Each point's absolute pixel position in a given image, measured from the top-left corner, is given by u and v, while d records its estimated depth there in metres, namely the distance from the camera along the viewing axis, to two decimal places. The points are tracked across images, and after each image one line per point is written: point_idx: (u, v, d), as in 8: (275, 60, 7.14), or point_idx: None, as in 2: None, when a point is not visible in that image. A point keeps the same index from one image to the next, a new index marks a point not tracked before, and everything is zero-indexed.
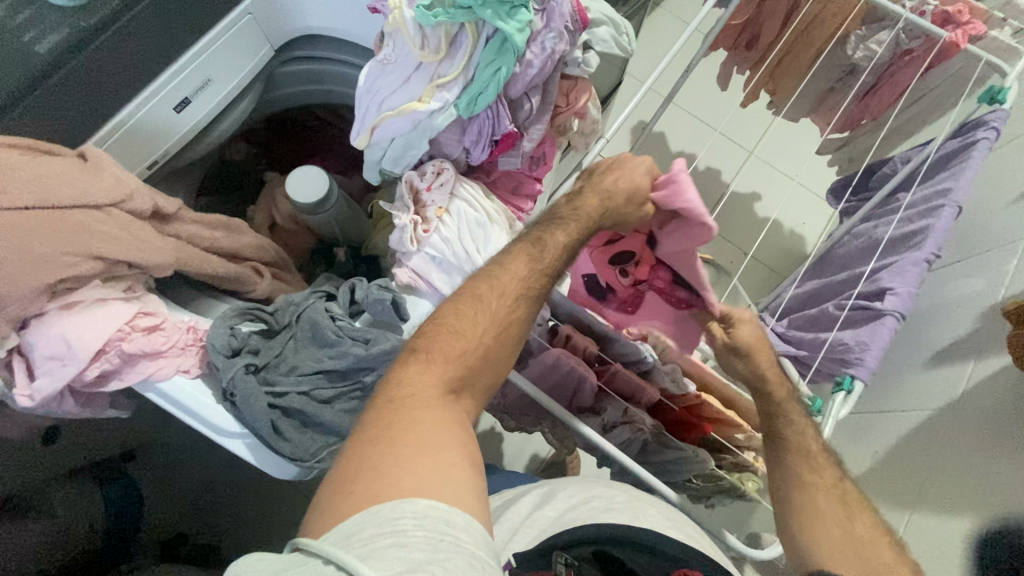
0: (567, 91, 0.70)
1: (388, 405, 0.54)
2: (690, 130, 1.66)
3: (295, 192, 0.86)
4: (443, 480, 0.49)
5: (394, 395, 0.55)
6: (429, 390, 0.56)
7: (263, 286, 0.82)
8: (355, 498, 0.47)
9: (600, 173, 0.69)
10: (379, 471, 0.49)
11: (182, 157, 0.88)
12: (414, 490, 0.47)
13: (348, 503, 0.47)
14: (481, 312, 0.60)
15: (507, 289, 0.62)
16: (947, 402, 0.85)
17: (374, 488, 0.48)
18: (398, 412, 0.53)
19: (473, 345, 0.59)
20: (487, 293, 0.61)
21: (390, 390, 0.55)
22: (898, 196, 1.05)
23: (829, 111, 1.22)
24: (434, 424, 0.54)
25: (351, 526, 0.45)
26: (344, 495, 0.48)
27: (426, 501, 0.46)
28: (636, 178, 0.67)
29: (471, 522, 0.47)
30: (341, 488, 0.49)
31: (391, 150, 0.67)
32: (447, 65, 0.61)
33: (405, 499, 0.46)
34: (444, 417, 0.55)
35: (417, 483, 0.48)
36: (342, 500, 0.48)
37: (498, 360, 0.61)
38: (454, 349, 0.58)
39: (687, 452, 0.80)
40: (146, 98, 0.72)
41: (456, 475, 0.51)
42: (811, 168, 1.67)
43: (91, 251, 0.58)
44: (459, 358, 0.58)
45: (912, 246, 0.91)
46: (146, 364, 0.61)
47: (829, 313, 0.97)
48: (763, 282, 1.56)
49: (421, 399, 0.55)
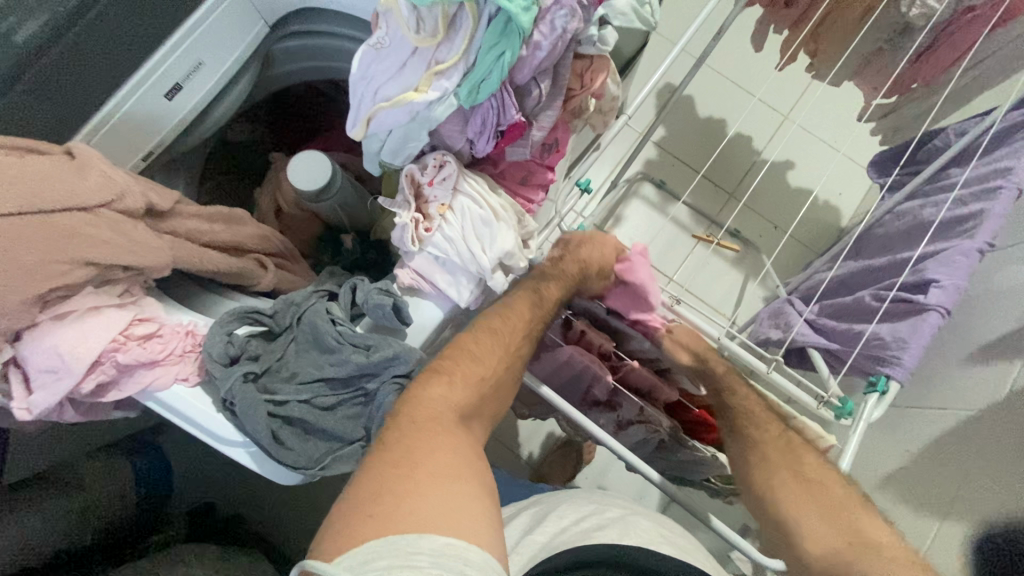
0: (581, 71, 0.64)
1: (410, 425, 0.58)
2: (721, 92, 1.54)
3: (297, 179, 0.81)
4: (460, 511, 0.51)
5: (415, 417, 0.59)
6: (447, 415, 0.61)
7: (268, 279, 0.80)
8: (374, 522, 0.49)
9: (573, 246, 0.74)
10: (399, 496, 0.51)
11: (178, 144, 0.83)
12: (432, 523, 0.49)
13: (368, 525, 0.48)
14: (495, 341, 0.66)
15: (520, 326, 0.69)
16: (990, 402, 0.79)
17: (392, 515, 0.49)
18: (421, 436, 0.57)
19: (490, 376, 0.65)
20: (501, 327, 0.67)
21: (414, 412, 0.59)
22: (949, 171, 0.95)
23: (876, 74, 1.10)
24: (451, 455, 0.57)
25: (369, 552, 0.45)
26: (362, 519, 0.49)
27: (443, 539, 0.47)
28: (603, 255, 0.74)
29: (488, 558, 0.48)
30: (359, 512, 0.50)
31: (390, 141, 0.62)
32: (445, 50, 0.55)
33: (423, 532, 0.47)
34: (460, 450, 0.59)
35: (436, 513, 0.50)
36: (358, 524, 0.49)
37: (502, 392, 0.67)
38: (474, 377, 0.64)
39: (705, 456, 0.76)
40: (134, 86, 0.68)
41: (471, 509, 0.52)
42: (852, 135, 1.54)
43: (80, 258, 0.57)
44: (477, 386, 0.64)
45: (962, 232, 0.83)
46: (143, 373, 0.60)
47: (865, 304, 0.88)
48: (795, 259, 1.47)
49: (439, 427, 0.59)
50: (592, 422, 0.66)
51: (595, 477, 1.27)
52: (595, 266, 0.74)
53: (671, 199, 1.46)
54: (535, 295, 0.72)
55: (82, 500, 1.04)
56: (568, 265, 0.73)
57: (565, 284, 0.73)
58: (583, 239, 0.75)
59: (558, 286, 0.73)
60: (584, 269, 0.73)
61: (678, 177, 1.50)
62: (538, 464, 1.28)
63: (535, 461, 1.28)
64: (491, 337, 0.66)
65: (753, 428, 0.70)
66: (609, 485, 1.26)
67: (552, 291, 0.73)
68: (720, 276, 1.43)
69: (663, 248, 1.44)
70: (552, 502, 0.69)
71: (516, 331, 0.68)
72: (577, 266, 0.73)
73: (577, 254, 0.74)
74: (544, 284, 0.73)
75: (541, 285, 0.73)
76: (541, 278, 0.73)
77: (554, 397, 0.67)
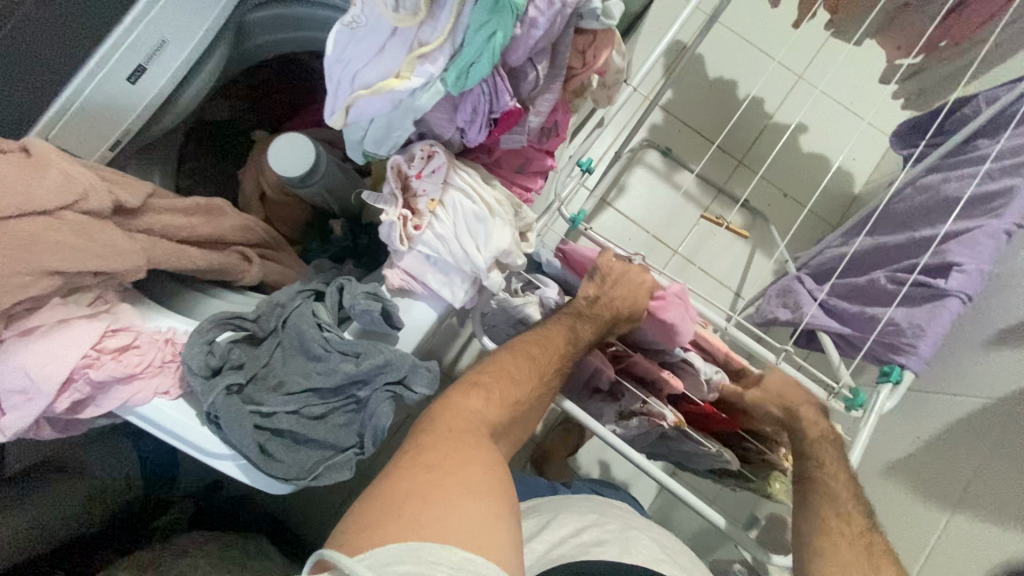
0: (583, 48, 0.58)
1: (447, 436, 0.57)
2: (732, 52, 1.44)
3: (277, 163, 0.74)
4: (486, 530, 0.49)
5: (452, 426, 0.59)
6: (481, 430, 0.60)
7: (253, 273, 0.75)
8: (401, 523, 0.47)
9: (609, 283, 0.69)
10: (429, 499, 0.50)
11: (148, 130, 0.77)
12: (457, 534, 0.47)
13: (395, 525, 0.47)
14: (532, 367, 0.64)
15: (556, 359, 0.65)
16: (1007, 392, 0.76)
17: (418, 518, 0.47)
18: (454, 445, 0.56)
19: (524, 399, 0.64)
20: (541, 353, 0.65)
21: (453, 420, 0.59)
22: (977, 142, 0.87)
23: (901, 32, 1.01)
24: (486, 469, 0.55)
25: (391, 553, 0.43)
26: (389, 519, 0.48)
27: (465, 552, 0.45)
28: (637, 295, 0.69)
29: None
30: (386, 510, 0.49)
31: (372, 131, 0.57)
32: (428, 30, 0.50)
33: (445, 544, 0.45)
34: (494, 467, 0.56)
35: (461, 524, 0.48)
36: (383, 524, 0.47)
37: (532, 418, 0.67)
38: (508, 399, 0.63)
39: (709, 450, 0.72)
40: (91, 70, 0.61)
41: (497, 527, 0.50)
42: (873, 98, 1.44)
43: (44, 267, 0.53)
44: (509, 408, 0.63)
45: (991, 212, 0.78)
46: (119, 389, 0.57)
47: (881, 287, 0.83)
48: (808, 231, 1.41)
49: (473, 439, 0.58)
50: (628, 445, 0.67)
51: (597, 452, 1.26)
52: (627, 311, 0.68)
53: (678, 166, 1.39)
54: (572, 333, 0.66)
55: (89, 485, 0.98)
56: (602, 309, 0.68)
57: (598, 326, 0.68)
58: (618, 276, 0.70)
59: (593, 328, 0.67)
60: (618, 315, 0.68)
61: (685, 145, 1.42)
62: (539, 440, 1.26)
63: (536, 437, 1.26)
64: (528, 362, 0.64)
65: (826, 507, 0.65)
66: (610, 460, 1.25)
67: (586, 332, 0.67)
68: (728, 248, 1.38)
69: (668, 219, 1.38)
70: (547, 511, 0.71)
71: (553, 362, 0.65)
72: (610, 311, 0.68)
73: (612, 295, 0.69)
74: (580, 323, 0.68)
75: (577, 325, 0.67)
76: (577, 317, 0.68)
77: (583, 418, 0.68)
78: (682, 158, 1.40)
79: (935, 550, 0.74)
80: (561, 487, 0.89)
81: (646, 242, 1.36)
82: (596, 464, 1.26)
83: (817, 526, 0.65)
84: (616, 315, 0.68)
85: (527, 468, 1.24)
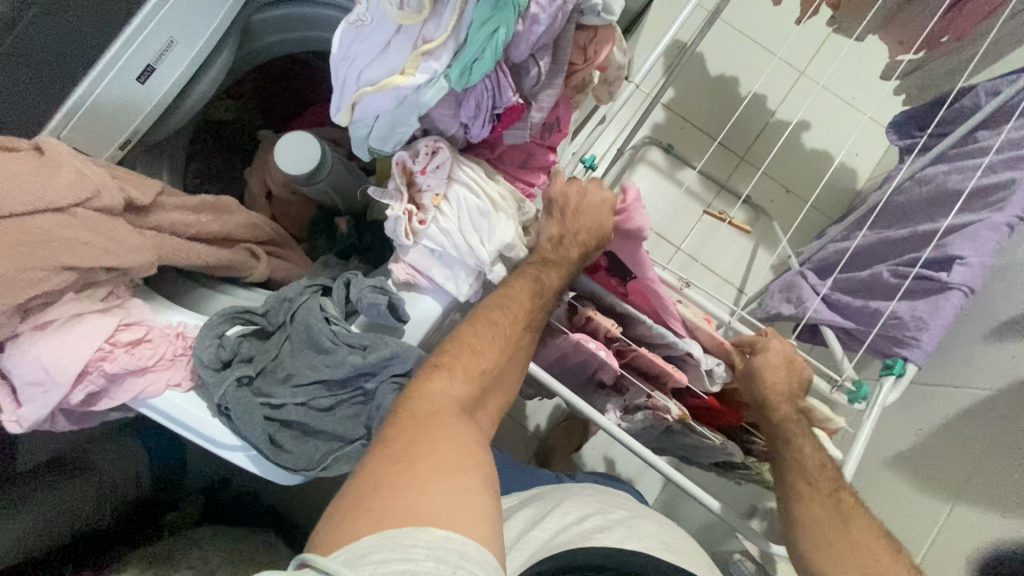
0: (584, 44, 0.59)
1: (409, 422, 0.56)
2: (733, 48, 1.44)
3: (284, 162, 0.75)
4: (461, 504, 0.50)
5: (414, 412, 0.57)
6: (448, 409, 0.58)
7: (260, 270, 0.76)
8: (372, 517, 0.47)
9: (570, 215, 0.66)
10: (396, 491, 0.50)
11: (157, 130, 0.79)
12: (431, 517, 0.47)
13: (365, 520, 0.47)
14: (495, 333, 0.63)
15: (520, 317, 0.64)
16: (1008, 382, 0.76)
17: (389, 509, 0.48)
18: (417, 429, 0.55)
19: (491, 365, 0.63)
20: (502, 318, 0.63)
21: (413, 408, 0.57)
22: (978, 136, 0.88)
23: (902, 28, 1.01)
24: (452, 447, 0.55)
25: (366, 546, 0.44)
26: (359, 513, 0.48)
27: (440, 530, 0.46)
28: (600, 219, 0.66)
29: (486, 553, 0.46)
30: (356, 505, 0.49)
31: (378, 128, 0.58)
32: (433, 27, 0.51)
33: (420, 526, 0.46)
34: (461, 443, 0.56)
35: (434, 506, 0.49)
36: (356, 520, 0.48)
37: (506, 382, 0.66)
38: (474, 370, 0.62)
39: (715, 444, 0.72)
40: (102, 70, 0.63)
41: (470, 504, 0.51)
42: (875, 94, 1.44)
43: (59, 263, 0.54)
44: (477, 379, 0.62)
45: (992, 204, 0.78)
46: (133, 381, 0.58)
47: (884, 280, 0.83)
48: (811, 227, 1.41)
49: (437, 422, 0.57)
50: (625, 432, 0.67)
51: (602, 448, 1.27)
52: (593, 241, 0.66)
53: (680, 163, 1.40)
54: (537, 284, 0.65)
55: (101, 485, 1.01)
56: (569, 247, 0.66)
57: (565, 270, 0.66)
58: (579, 206, 0.66)
59: (560, 273, 0.65)
60: (585, 250, 0.66)
61: (687, 142, 1.43)
62: (544, 436, 1.27)
63: (540, 433, 1.27)
64: (490, 328, 0.63)
65: (822, 502, 0.65)
66: (615, 456, 1.26)
67: (553, 280, 0.65)
68: (730, 244, 1.38)
69: (670, 215, 1.38)
70: (550, 502, 0.72)
71: (518, 320, 0.63)
72: (577, 248, 0.66)
73: (575, 229, 0.66)
74: (545, 271, 0.66)
75: (543, 273, 0.65)
76: (542, 265, 0.66)
77: (577, 402, 0.69)
78: (684, 155, 1.41)
79: (939, 540, 0.75)
80: (566, 480, 0.91)
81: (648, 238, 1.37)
82: (599, 459, 1.26)
83: (814, 517, 0.65)
84: (585, 248, 0.66)
85: (532, 463, 1.25)
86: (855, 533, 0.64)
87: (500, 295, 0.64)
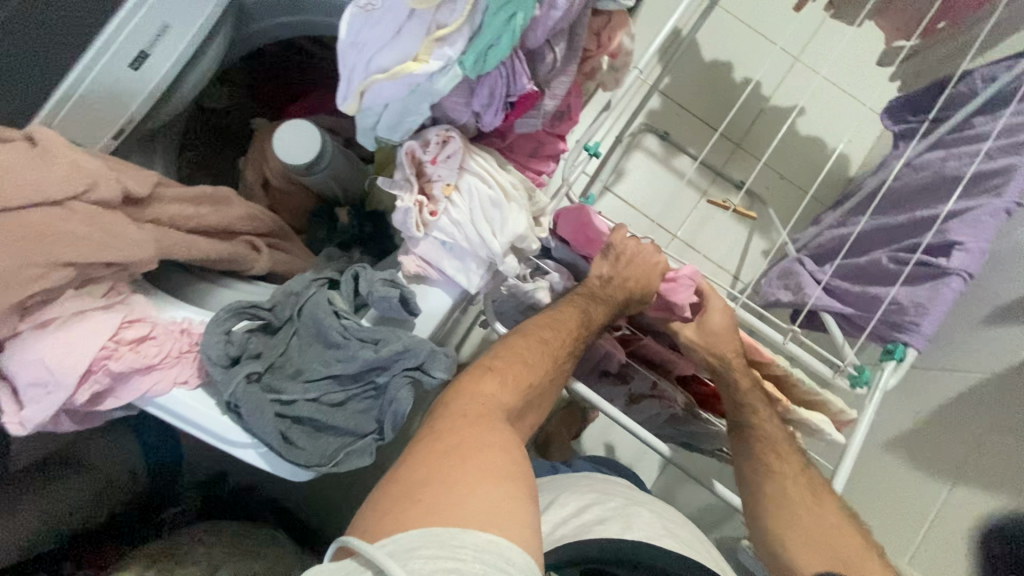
0: (598, 30, 0.58)
1: (460, 419, 0.57)
2: (730, 35, 1.43)
3: (284, 152, 0.73)
4: (505, 509, 0.49)
5: (467, 413, 0.58)
6: (498, 414, 0.60)
7: (262, 262, 0.74)
8: (419, 510, 0.47)
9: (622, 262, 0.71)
10: (447, 486, 0.49)
11: (149, 119, 0.76)
12: (477, 519, 0.46)
13: (413, 513, 0.47)
14: (545, 350, 0.65)
15: (569, 339, 0.67)
16: (1004, 366, 0.78)
17: (438, 503, 0.47)
18: (469, 429, 0.56)
19: (537, 381, 0.64)
20: (553, 336, 0.66)
21: (467, 407, 0.59)
22: (976, 122, 0.88)
23: (898, 13, 1.00)
24: (498, 452, 0.55)
25: (413, 539, 0.43)
26: (407, 506, 0.48)
27: (487, 534, 0.45)
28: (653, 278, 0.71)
29: (531, 563, 0.45)
30: (403, 498, 0.49)
31: (387, 116, 0.56)
32: (447, 12, 0.49)
33: (467, 528, 0.45)
34: (507, 450, 0.56)
35: (481, 506, 0.48)
36: (403, 511, 0.47)
37: (544, 400, 0.66)
38: (523, 381, 0.63)
39: (712, 429, 0.74)
40: (94, 55, 0.60)
41: (513, 511, 0.50)
42: (872, 84, 1.45)
43: (59, 259, 0.52)
44: (524, 391, 0.63)
45: (989, 190, 0.79)
46: (138, 380, 0.57)
47: (883, 266, 0.84)
48: (808, 215, 1.42)
49: (487, 421, 0.58)
50: (640, 426, 0.66)
51: (601, 434, 1.28)
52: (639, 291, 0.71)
53: (675, 150, 1.40)
54: (585, 317, 0.68)
55: (93, 484, 0.97)
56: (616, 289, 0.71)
57: (611, 306, 0.71)
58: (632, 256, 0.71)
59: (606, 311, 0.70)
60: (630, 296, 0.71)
61: (683, 128, 1.42)
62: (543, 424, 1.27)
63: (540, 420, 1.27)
64: (541, 345, 0.65)
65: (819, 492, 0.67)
66: (615, 440, 1.27)
67: (600, 314, 0.70)
68: (727, 230, 1.39)
69: (666, 202, 1.38)
70: (556, 492, 0.73)
71: (566, 340, 0.66)
72: (623, 292, 0.70)
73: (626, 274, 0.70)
74: (592, 306, 0.70)
75: (593, 307, 0.70)
76: (591, 300, 0.70)
77: (595, 398, 0.67)
78: (680, 141, 1.40)
79: (936, 523, 0.77)
80: (565, 468, 0.91)
81: (645, 225, 1.37)
82: (600, 445, 1.27)
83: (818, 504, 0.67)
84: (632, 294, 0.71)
85: (532, 451, 1.26)
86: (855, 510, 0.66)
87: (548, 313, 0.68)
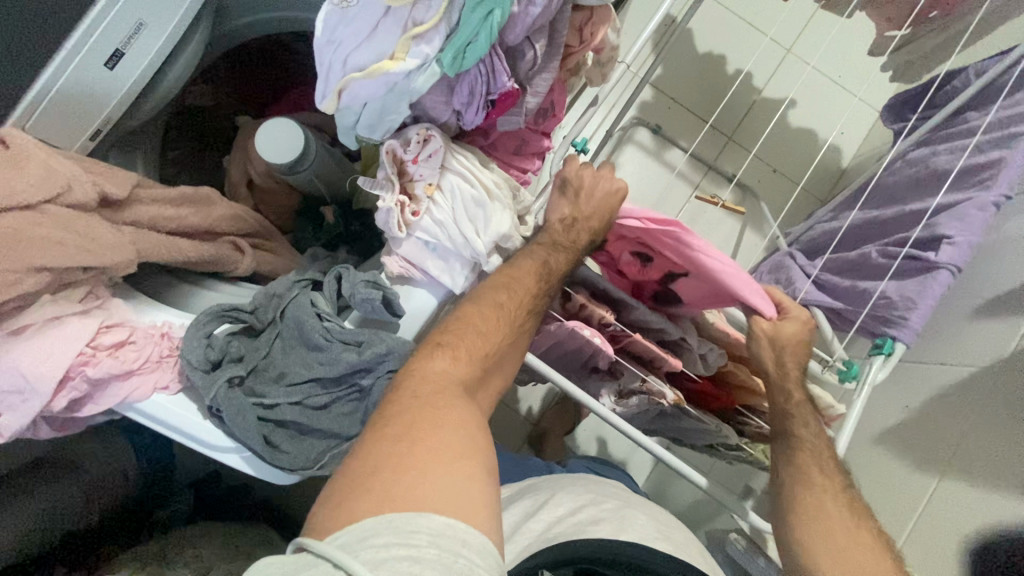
0: (580, 25, 0.57)
1: (413, 398, 0.54)
2: (721, 27, 1.42)
3: (265, 151, 0.72)
4: (462, 490, 0.48)
5: (417, 390, 0.55)
6: (453, 389, 0.57)
7: (246, 262, 0.73)
8: (371, 497, 0.45)
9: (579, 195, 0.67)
10: (401, 472, 0.47)
11: (128, 119, 0.75)
12: (429, 503, 0.45)
13: (364, 502, 0.45)
14: (501, 315, 0.61)
15: (525, 299, 0.63)
16: (992, 359, 0.78)
17: (391, 490, 0.46)
18: (423, 406, 0.53)
19: (495, 348, 0.61)
20: (509, 301, 0.62)
21: (418, 385, 0.55)
22: (965, 116, 0.88)
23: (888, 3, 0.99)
24: (454, 429, 0.53)
25: (368, 528, 0.42)
26: (359, 493, 0.46)
27: (442, 518, 0.44)
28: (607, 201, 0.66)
29: (488, 543, 0.45)
30: (355, 485, 0.47)
31: (366, 115, 0.55)
32: (423, 9, 0.49)
33: (421, 513, 0.44)
34: (463, 424, 0.54)
35: (435, 491, 0.47)
36: (355, 499, 0.46)
37: (507, 363, 0.64)
38: (478, 352, 0.60)
39: (709, 426, 0.72)
40: (66, 55, 0.59)
41: (470, 490, 0.49)
42: (864, 76, 1.44)
43: (33, 264, 0.52)
44: (480, 361, 0.60)
45: (978, 183, 0.78)
46: (117, 387, 0.56)
47: (872, 261, 0.84)
48: (800, 208, 1.42)
49: (443, 399, 0.55)
50: (643, 436, 0.66)
51: (593, 430, 1.28)
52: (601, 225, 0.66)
53: (666, 143, 1.39)
54: (544, 265, 0.64)
55: (87, 484, 0.95)
56: (581, 231, 0.67)
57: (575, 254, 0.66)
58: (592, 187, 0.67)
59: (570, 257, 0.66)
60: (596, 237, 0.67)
61: (675, 122, 1.41)
62: (536, 419, 1.27)
63: (533, 417, 1.27)
64: (495, 310, 0.61)
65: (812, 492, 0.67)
66: (608, 436, 1.27)
67: (561, 263, 0.65)
68: (719, 223, 1.38)
69: (658, 196, 1.37)
70: (549, 491, 0.73)
71: (523, 303, 0.62)
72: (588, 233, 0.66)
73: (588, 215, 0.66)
74: (555, 254, 0.66)
75: (554, 255, 0.65)
76: (553, 247, 0.66)
77: (583, 397, 0.68)
78: (672, 135, 1.40)
79: (925, 517, 0.77)
80: (557, 467, 0.91)
81: None
82: (593, 441, 1.27)
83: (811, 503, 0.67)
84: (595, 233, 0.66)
85: (525, 447, 1.25)
86: (850, 510, 0.66)
87: (504, 273, 0.63)
